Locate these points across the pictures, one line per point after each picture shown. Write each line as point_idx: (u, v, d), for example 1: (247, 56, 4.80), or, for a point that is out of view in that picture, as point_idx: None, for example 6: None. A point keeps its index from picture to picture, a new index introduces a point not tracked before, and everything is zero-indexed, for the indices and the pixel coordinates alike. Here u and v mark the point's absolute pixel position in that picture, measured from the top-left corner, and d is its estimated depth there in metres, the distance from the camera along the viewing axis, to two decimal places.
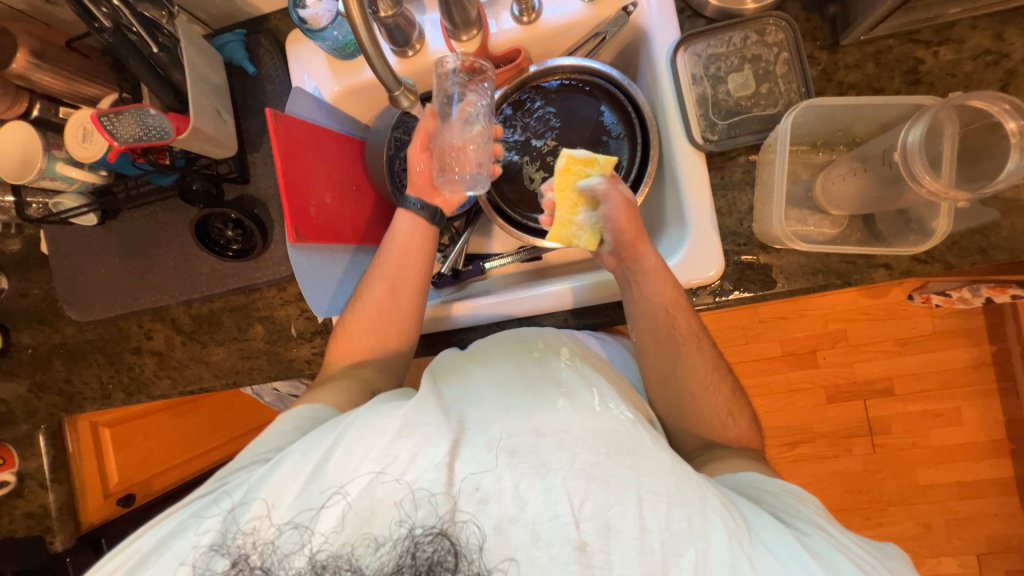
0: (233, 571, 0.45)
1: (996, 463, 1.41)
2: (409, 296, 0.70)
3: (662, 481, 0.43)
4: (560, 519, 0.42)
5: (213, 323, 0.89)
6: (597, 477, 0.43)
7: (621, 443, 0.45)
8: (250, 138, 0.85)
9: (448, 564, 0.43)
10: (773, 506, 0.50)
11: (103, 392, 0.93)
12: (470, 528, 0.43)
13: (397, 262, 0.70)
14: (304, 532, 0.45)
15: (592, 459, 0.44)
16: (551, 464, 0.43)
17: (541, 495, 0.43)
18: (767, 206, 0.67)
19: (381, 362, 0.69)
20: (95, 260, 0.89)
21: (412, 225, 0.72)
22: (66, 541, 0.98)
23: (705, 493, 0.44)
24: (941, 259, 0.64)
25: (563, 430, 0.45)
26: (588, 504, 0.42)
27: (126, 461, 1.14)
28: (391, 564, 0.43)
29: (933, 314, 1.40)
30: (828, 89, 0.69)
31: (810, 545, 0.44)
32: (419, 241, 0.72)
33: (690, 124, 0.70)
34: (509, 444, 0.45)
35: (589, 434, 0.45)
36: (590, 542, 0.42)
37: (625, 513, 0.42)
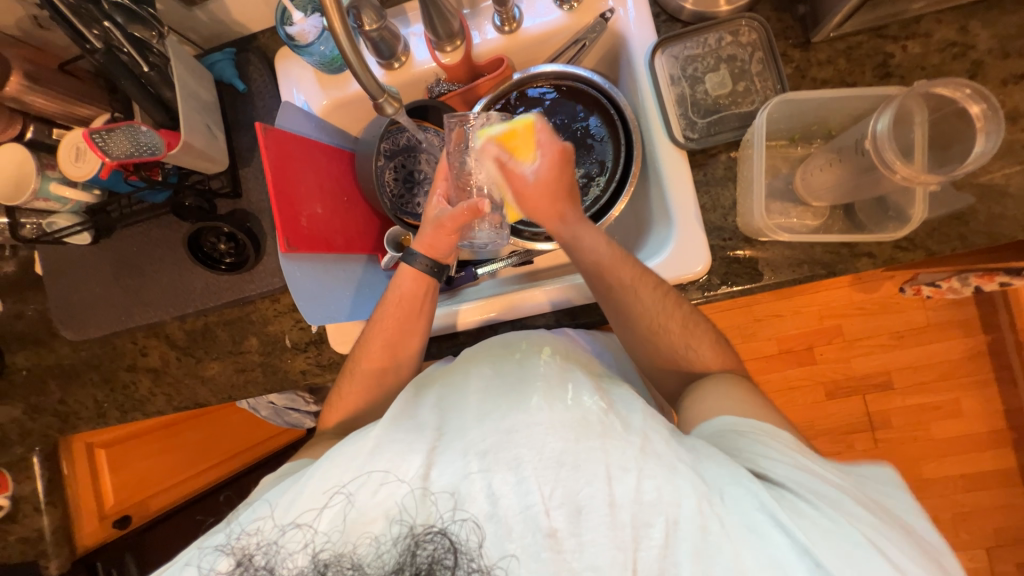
0: (237, 571, 0.44)
1: (998, 453, 1.41)
2: (409, 347, 0.69)
3: (630, 456, 0.43)
4: (530, 509, 0.41)
5: (208, 336, 0.89)
6: (567, 462, 0.42)
7: (591, 427, 0.45)
8: (242, 153, 0.86)
9: (448, 563, 0.41)
10: (750, 451, 0.48)
11: (98, 411, 0.93)
12: (468, 525, 0.42)
13: (397, 317, 0.69)
14: (306, 531, 0.44)
15: (563, 445, 0.43)
16: (522, 457, 0.43)
17: (513, 487, 0.42)
18: (748, 199, 0.68)
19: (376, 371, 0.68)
20: (89, 278, 0.89)
21: (414, 280, 0.70)
22: (61, 565, 0.98)
23: (677, 464, 0.43)
24: (923, 245, 0.66)
25: (532, 424, 0.45)
26: (558, 490, 0.42)
27: (122, 483, 1.14)
28: (393, 563, 0.42)
29: (925, 306, 1.41)
30: (803, 85, 0.71)
31: (785, 499, 0.42)
32: (419, 297, 0.70)
33: (670, 124, 0.72)
34: (481, 446, 0.45)
35: (560, 424, 0.45)
36: (560, 528, 0.41)
37: (595, 493, 0.41)
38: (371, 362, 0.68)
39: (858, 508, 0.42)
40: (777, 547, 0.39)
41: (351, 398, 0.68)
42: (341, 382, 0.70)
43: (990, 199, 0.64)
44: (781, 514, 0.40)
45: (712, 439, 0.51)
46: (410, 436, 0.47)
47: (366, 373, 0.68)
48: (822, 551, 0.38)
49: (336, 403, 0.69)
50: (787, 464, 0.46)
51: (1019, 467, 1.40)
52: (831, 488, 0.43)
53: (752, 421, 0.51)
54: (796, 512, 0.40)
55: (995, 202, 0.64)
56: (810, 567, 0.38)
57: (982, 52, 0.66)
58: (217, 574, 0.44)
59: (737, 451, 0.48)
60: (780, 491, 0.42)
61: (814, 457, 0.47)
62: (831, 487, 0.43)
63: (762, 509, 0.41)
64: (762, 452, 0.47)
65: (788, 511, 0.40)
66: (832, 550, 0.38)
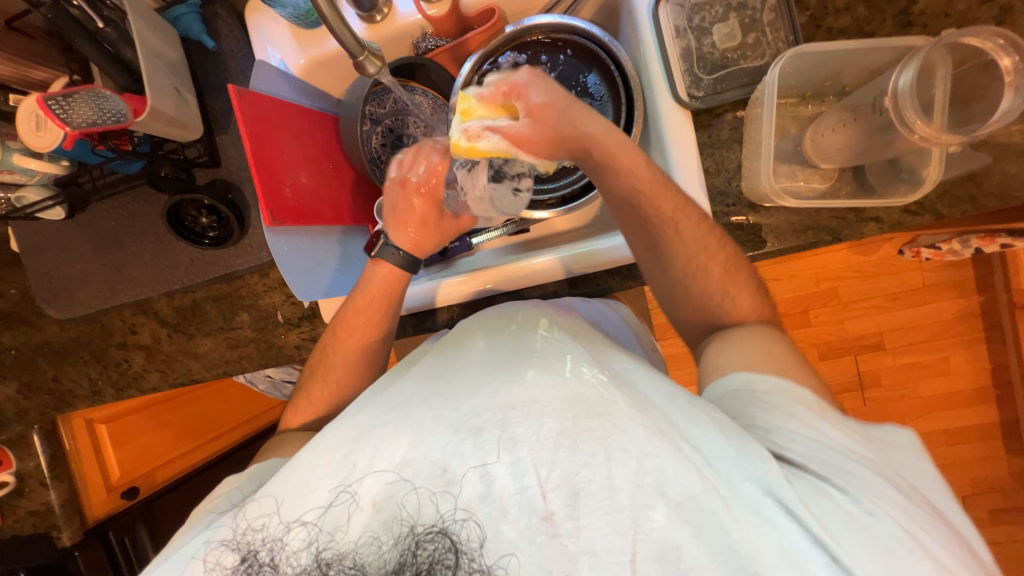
0: (244, 567, 0.45)
1: (981, 409, 1.46)
2: (377, 342, 0.67)
3: (632, 437, 0.42)
4: (527, 491, 0.41)
5: (198, 313, 0.87)
6: (565, 445, 0.42)
7: (590, 406, 0.43)
8: (217, 119, 0.81)
9: (448, 563, 0.41)
10: (760, 427, 0.47)
11: (93, 389, 0.92)
12: (469, 527, 0.42)
13: (365, 314, 0.66)
14: (310, 529, 0.44)
15: (559, 425, 0.43)
16: (517, 437, 0.43)
17: (508, 467, 0.42)
18: (755, 162, 0.65)
19: (345, 363, 0.66)
20: (68, 255, 0.86)
21: (378, 272, 0.67)
22: (73, 536, 1.00)
23: (677, 442, 0.42)
24: (932, 209, 0.64)
25: (528, 401, 0.44)
26: (555, 472, 0.42)
27: (126, 457, 1.14)
28: (393, 563, 0.42)
29: (922, 267, 1.41)
30: (817, 37, 0.66)
31: (799, 489, 0.41)
32: (391, 293, 0.67)
33: (675, 81, 0.67)
34: (476, 423, 0.44)
35: (556, 400, 0.44)
36: (557, 511, 0.41)
37: (593, 476, 0.41)
38: (338, 358, 0.66)
39: (880, 484, 0.43)
40: (789, 535, 0.39)
41: (318, 396, 0.66)
42: (306, 382, 0.68)
43: (1006, 159, 0.61)
44: (793, 503, 0.40)
45: (725, 403, 0.51)
46: (396, 417, 0.46)
47: (332, 367, 0.66)
48: (839, 545, 0.39)
49: (299, 402, 0.66)
50: (805, 438, 0.45)
51: (1001, 422, 1.45)
52: (857, 466, 0.44)
53: (769, 378, 0.50)
54: (814, 499, 0.41)
55: (1010, 161, 0.61)
56: (826, 559, 0.38)
57: None
58: (224, 568, 0.45)
59: (751, 419, 0.48)
60: (798, 476, 0.43)
61: (834, 421, 0.47)
62: (851, 463, 0.44)
63: (768, 492, 0.41)
64: (779, 427, 0.46)
65: (805, 500, 0.41)
66: (853, 542, 0.39)
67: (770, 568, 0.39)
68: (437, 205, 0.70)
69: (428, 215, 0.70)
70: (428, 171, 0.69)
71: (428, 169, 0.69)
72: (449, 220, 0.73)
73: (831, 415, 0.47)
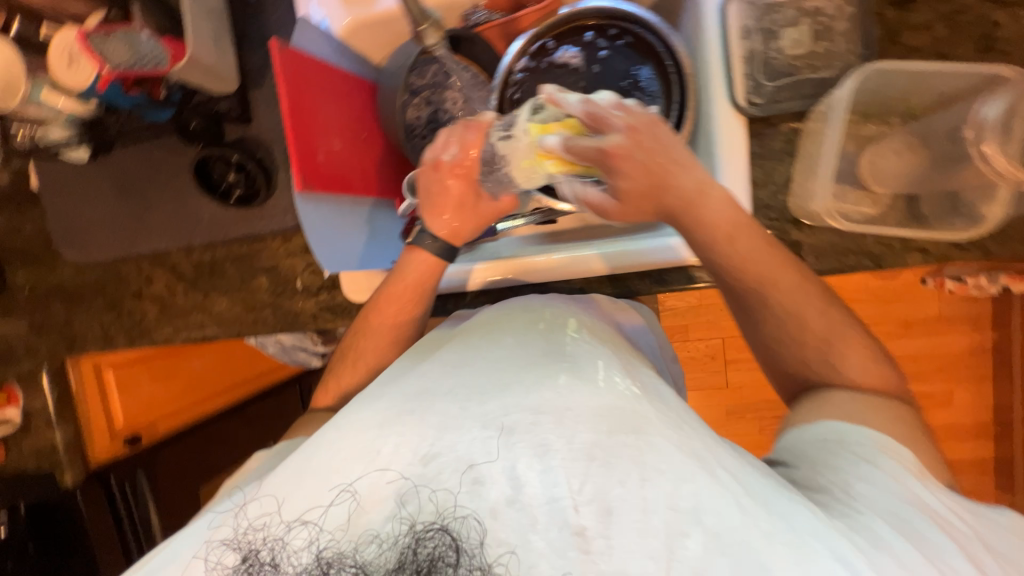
0: (244, 568, 0.41)
1: (977, 445, 1.46)
2: (409, 332, 0.64)
3: (667, 459, 0.39)
4: (557, 502, 0.38)
5: (215, 270, 0.86)
6: (597, 458, 0.39)
7: (624, 420, 0.41)
8: (252, 73, 0.78)
9: (449, 561, 0.37)
10: (830, 476, 0.44)
11: (105, 335, 0.91)
12: (470, 523, 0.38)
13: (401, 301, 0.64)
14: (312, 528, 0.40)
15: (592, 437, 0.40)
16: (549, 445, 0.40)
17: (539, 475, 0.39)
18: (811, 180, 0.63)
19: (372, 352, 0.63)
20: (89, 198, 0.86)
21: (415, 256, 0.65)
22: (76, 476, 1.01)
23: (714, 468, 0.39)
24: (982, 245, 0.62)
25: (564, 408, 0.42)
26: (588, 486, 0.38)
27: (132, 404, 1.12)
28: (393, 561, 0.38)
29: (941, 299, 1.39)
30: (891, 52, 0.63)
31: (863, 529, 0.39)
32: (426, 281, 0.65)
33: (734, 84, 0.64)
34: (506, 422, 0.41)
35: (594, 414, 0.41)
36: (590, 526, 0.37)
37: (627, 495, 0.38)
38: (371, 342, 0.63)
39: (958, 555, 0.38)
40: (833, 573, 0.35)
41: (350, 379, 0.62)
42: (337, 365, 0.65)
43: None
44: (847, 551, 0.37)
45: (809, 450, 0.48)
46: (421, 405, 0.44)
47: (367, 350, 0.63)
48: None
49: (332, 383, 0.63)
50: (885, 490, 0.42)
51: (995, 459, 1.46)
52: (939, 532, 0.40)
53: (863, 431, 0.47)
54: (878, 545, 0.38)
55: None
56: None
57: None
58: (224, 569, 0.41)
59: (832, 466, 0.45)
60: (863, 520, 0.40)
61: (933, 489, 0.43)
62: (932, 527, 0.40)
63: (820, 536, 0.37)
64: (855, 474, 0.43)
65: (868, 546, 0.37)
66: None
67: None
68: (472, 186, 0.66)
69: (466, 197, 0.66)
70: (461, 147, 0.65)
71: (462, 146, 0.65)
72: (487, 204, 0.67)
73: (931, 483, 0.43)
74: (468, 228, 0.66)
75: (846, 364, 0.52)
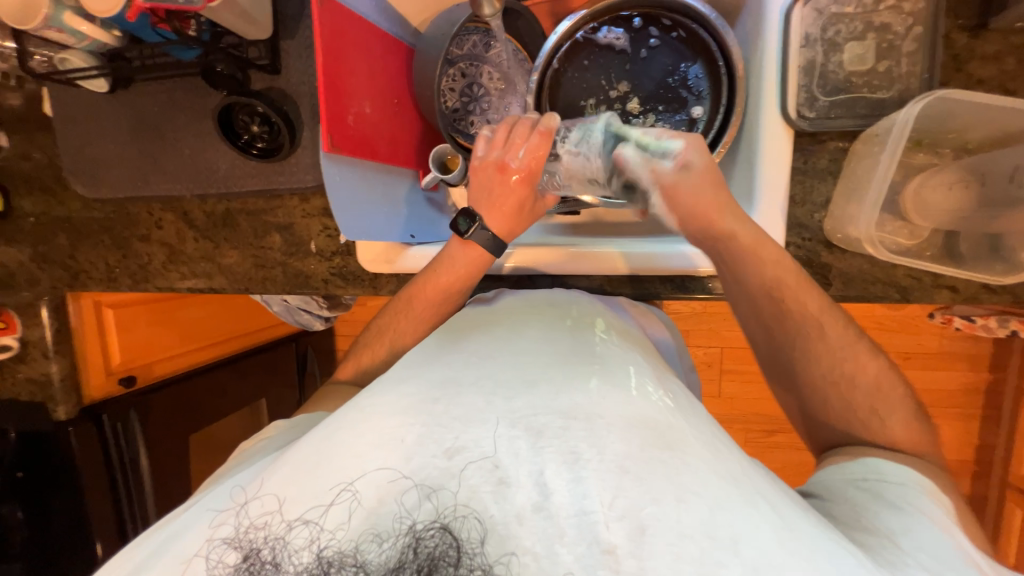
0: (245, 566, 0.39)
1: (955, 480, 1.49)
2: (441, 318, 0.63)
3: (703, 481, 0.37)
4: (588, 516, 0.36)
5: (229, 223, 0.84)
6: (631, 471, 0.37)
7: (660, 435, 0.39)
8: (285, 20, 0.75)
9: (451, 561, 0.36)
10: (865, 516, 0.42)
11: (109, 275, 0.90)
12: (471, 523, 0.37)
13: (440, 288, 0.62)
14: (313, 528, 0.38)
15: (625, 449, 0.38)
16: (580, 454, 0.38)
17: (568, 485, 0.37)
18: (853, 204, 0.60)
19: (395, 330, 0.62)
20: (103, 133, 0.83)
21: (465, 251, 0.62)
22: (69, 411, 1.00)
23: (756, 500, 0.37)
24: (1012, 291, 0.61)
25: (595, 416, 0.40)
26: (619, 501, 0.36)
27: (129, 344, 1.10)
28: (394, 560, 0.36)
29: (944, 334, 1.39)
30: (955, 80, 0.61)
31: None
32: (471, 274, 0.63)
33: (787, 95, 0.62)
34: (535, 424, 0.40)
35: (627, 424, 0.39)
36: (620, 545, 0.35)
37: (661, 514, 0.35)
38: (403, 322, 0.62)
39: None
40: None
41: (380, 357, 0.62)
42: (366, 337, 0.65)
43: None
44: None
45: (834, 489, 0.47)
46: (447, 395, 0.43)
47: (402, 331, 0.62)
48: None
49: (360, 359, 0.62)
50: (926, 539, 0.40)
51: (970, 495, 1.49)
52: None
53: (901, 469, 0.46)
54: None
55: None
56: None
57: None
58: (224, 567, 0.39)
59: (865, 509, 0.43)
60: (905, 567, 0.37)
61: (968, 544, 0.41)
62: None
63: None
64: (901, 522, 0.41)
65: None
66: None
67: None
68: (530, 193, 0.61)
69: (520, 200, 0.61)
70: (529, 154, 0.59)
71: (529, 152, 0.59)
72: (538, 202, 0.64)
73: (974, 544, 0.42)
74: (516, 228, 0.63)
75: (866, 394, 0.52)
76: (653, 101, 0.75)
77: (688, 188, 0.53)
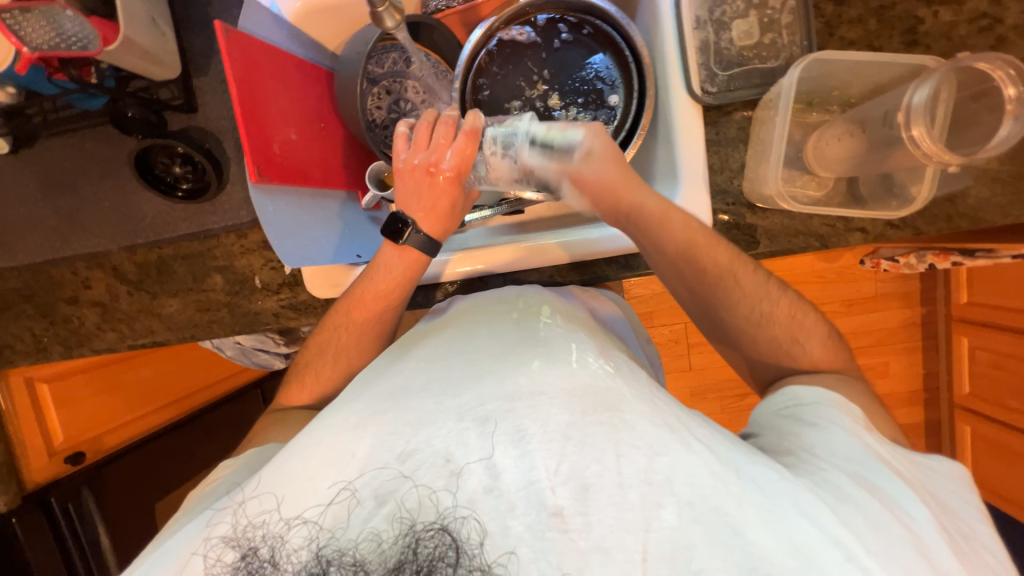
0: (243, 567, 0.39)
1: (911, 410, 1.60)
2: (384, 323, 0.64)
3: (642, 435, 0.40)
4: (534, 485, 0.39)
5: (164, 271, 0.80)
6: (573, 438, 0.40)
7: (599, 398, 0.43)
8: (195, 58, 0.74)
9: (449, 560, 0.37)
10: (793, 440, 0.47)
11: (37, 345, 0.83)
12: (470, 524, 0.38)
13: (378, 294, 0.63)
14: (312, 526, 0.39)
15: (567, 418, 0.41)
16: (526, 429, 0.41)
17: (514, 461, 0.39)
18: (761, 165, 0.66)
19: (340, 343, 0.63)
20: (11, 195, 0.78)
21: (402, 258, 0.62)
22: (11, 499, 0.92)
23: (688, 439, 0.41)
24: (912, 224, 0.67)
25: (536, 393, 0.43)
26: (564, 465, 0.39)
27: (72, 418, 1.05)
28: (393, 560, 0.37)
29: (878, 278, 1.51)
30: (830, 44, 0.68)
31: (822, 483, 0.42)
32: (406, 276, 0.64)
33: (689, 74, 0.66)
34: (482, 412, 0.42)
35: (567, 395, 0.43)
36: (566, 505, 0.38)
37: (603, 471, 0.39)
38: (345, 332, 0.63)
39: (909, 503, 0.41)
40: (801, 529, 0.38)
41: (328, 374, 0.63)
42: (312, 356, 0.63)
43: (983, 183, 0.66)
44: (813, 506, 0.39)
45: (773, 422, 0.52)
46: (395, 406, 0.44)
47: (345, 345, 0.62)
48: (864, 546, 0.37)
49: (307, 381, 0.62)
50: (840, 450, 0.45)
51: (926, 422, 1.61)
52: (891, 484, 0.43)
53: (821, 393, 0.52)
54: (839, 501, 0.40)
55: (985, 186, 0.66)
56: (844, 557, 0.37)
57: (1008, 28, 0.65)
58: (222, 565, 0.39)
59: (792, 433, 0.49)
60: (823, 477, 0.42)
61: (881, 445, 0.47)
62: (885, 480, 0.43)
63: (788, 496, 0.39)
64: (817, 437, 0.47)
65: (829, 503, 0.39)
66: (875, 545, 0.38)
67: (783, 566, 0.36)
68: (462, 192, 0.63)
69: (446, 198, 0.62)
70: (455, 154, 0.60)
71: (455, 152, 0.60)
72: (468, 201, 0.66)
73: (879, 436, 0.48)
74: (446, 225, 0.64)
75: (798, 334, 0.56)
76: (573, 95, 0.78)
77: (591, 168, 0.54)
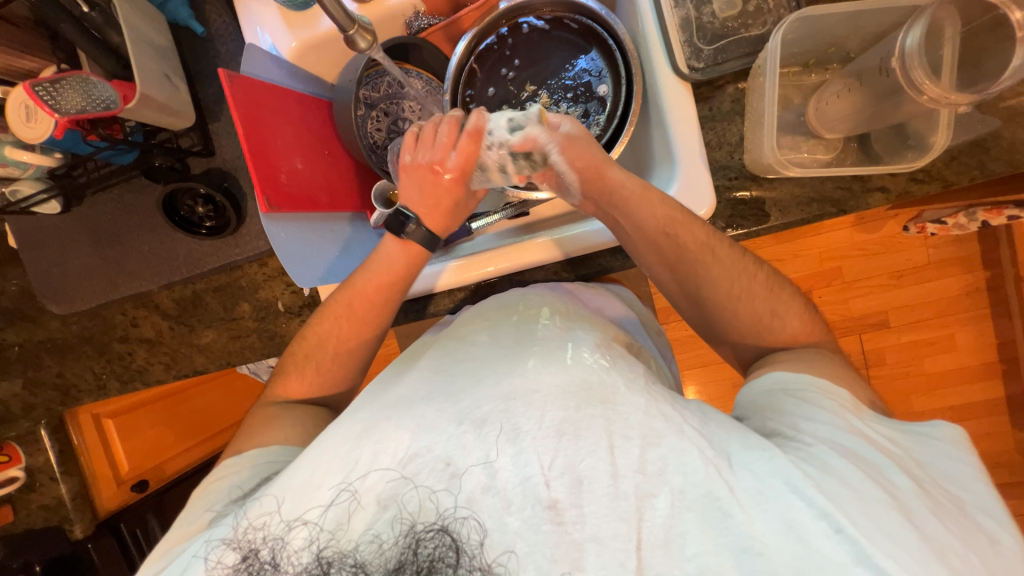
0: (244, 567, 0.41)
1: (986, 385, 1.45)
2: (376, 323, 0.65)
3: (636, 425, 0.41)
4: (530, 481, 0.39)
5: (198, 304, 0.87)
6: (567, 432, 0.40)
7: (592, 392, 0.43)
8: (209, 106, 0.81)
9: (449, 561, 0.38)
10: (790, 416, 0.45)
11: (98, 383, 0.92)
12: (470, 524, 0.39)
13: (373, 289, 0.63)
14: (312, 527, 0.40)
15: (562, 413, 0.41)
16: (520, 428, 0.41)
17: (510, 459, 0.40)
18: (757, 133, 0.63)
19: (341, 354, 0.65)
20: (65, 249, 0.87)
21: (404, 251, 0.64)
22: (86, 528, 0.99)
23: (682, 426, 0.41)
24: (939, 176, 0.62)
25: (529, 391, 0.43)
26: (558, 461, 0.39)
27: (135, 449, 1.14)
28: (393, 561, 0.39)
29: (928, 244, 1.39)
30: (821, 1, 0.65)
31: (813, 456, 0.40)
32: (403, 273, 0.64)
33: (673, 52, 0.65)
34: (478, 415, 0.42)
35: (559, 388, 0.43)
36: (562, 499, 0.38)
37: (598, 463, 0.39)
38: (337, 325, 0.64)
39: (908, 478, 0.39)
40: (796, 508, 0.37)
41: (327, 365, 0.64)
42: (297, 356, 0.65)
43: (1016, 122, 0.60)
44: (803, 481, 0.38)
45: (759, 399, 0.50)
46: (398, 412, 0.44)
47: (337, 344, 0.64)
48: (848, 518, 0.36)
49: (306, 374, 0.64)
50: (833, 426, 0.43)
51: (1007, 397, 1.44)
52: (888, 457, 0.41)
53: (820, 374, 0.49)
54: (835, 475, 0.38)
55: (1020, 125, 0.60)
56: (830, 528, 0.36)
57: None
58: (224, 567, 0.41)
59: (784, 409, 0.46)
60: (813, 451, 0.40)
61: (884, 423, 0.45)
62: (880, 455, 0.41)
63: (784, 476, 0.38)
64: (802, 414, 0.45)
65: (821, 475, 0.38)
66: (863, 515, 0.36)
67: (777, 545, 0.36)
68: (462, 184, 0.64)
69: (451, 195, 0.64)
70: (460, 154, 0.61)
71: (459, 151, 0.61)
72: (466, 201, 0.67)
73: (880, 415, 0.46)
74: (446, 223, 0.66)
75: (802, 307, 0.56)
76: (561, 92, 0.80)
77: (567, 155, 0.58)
